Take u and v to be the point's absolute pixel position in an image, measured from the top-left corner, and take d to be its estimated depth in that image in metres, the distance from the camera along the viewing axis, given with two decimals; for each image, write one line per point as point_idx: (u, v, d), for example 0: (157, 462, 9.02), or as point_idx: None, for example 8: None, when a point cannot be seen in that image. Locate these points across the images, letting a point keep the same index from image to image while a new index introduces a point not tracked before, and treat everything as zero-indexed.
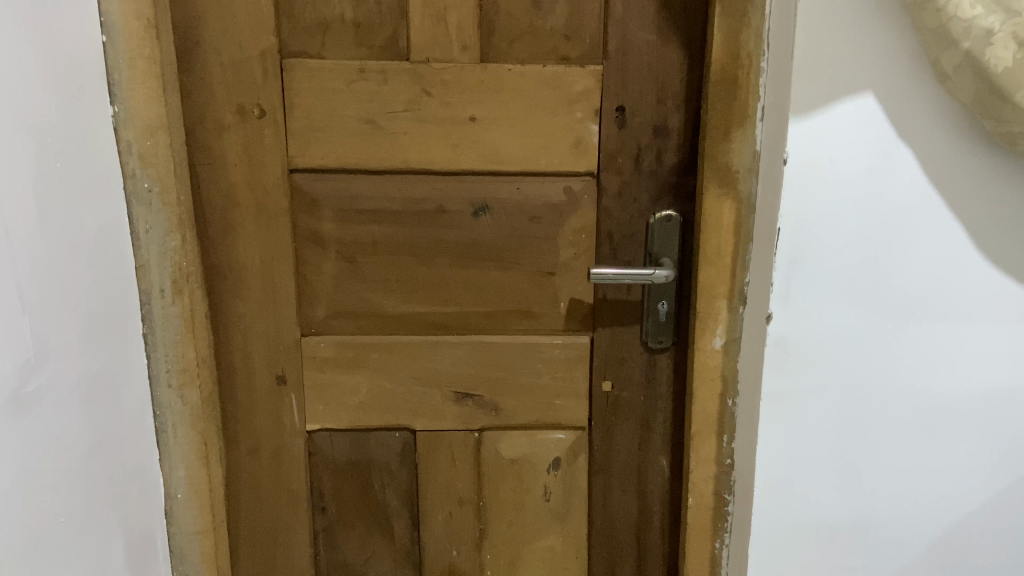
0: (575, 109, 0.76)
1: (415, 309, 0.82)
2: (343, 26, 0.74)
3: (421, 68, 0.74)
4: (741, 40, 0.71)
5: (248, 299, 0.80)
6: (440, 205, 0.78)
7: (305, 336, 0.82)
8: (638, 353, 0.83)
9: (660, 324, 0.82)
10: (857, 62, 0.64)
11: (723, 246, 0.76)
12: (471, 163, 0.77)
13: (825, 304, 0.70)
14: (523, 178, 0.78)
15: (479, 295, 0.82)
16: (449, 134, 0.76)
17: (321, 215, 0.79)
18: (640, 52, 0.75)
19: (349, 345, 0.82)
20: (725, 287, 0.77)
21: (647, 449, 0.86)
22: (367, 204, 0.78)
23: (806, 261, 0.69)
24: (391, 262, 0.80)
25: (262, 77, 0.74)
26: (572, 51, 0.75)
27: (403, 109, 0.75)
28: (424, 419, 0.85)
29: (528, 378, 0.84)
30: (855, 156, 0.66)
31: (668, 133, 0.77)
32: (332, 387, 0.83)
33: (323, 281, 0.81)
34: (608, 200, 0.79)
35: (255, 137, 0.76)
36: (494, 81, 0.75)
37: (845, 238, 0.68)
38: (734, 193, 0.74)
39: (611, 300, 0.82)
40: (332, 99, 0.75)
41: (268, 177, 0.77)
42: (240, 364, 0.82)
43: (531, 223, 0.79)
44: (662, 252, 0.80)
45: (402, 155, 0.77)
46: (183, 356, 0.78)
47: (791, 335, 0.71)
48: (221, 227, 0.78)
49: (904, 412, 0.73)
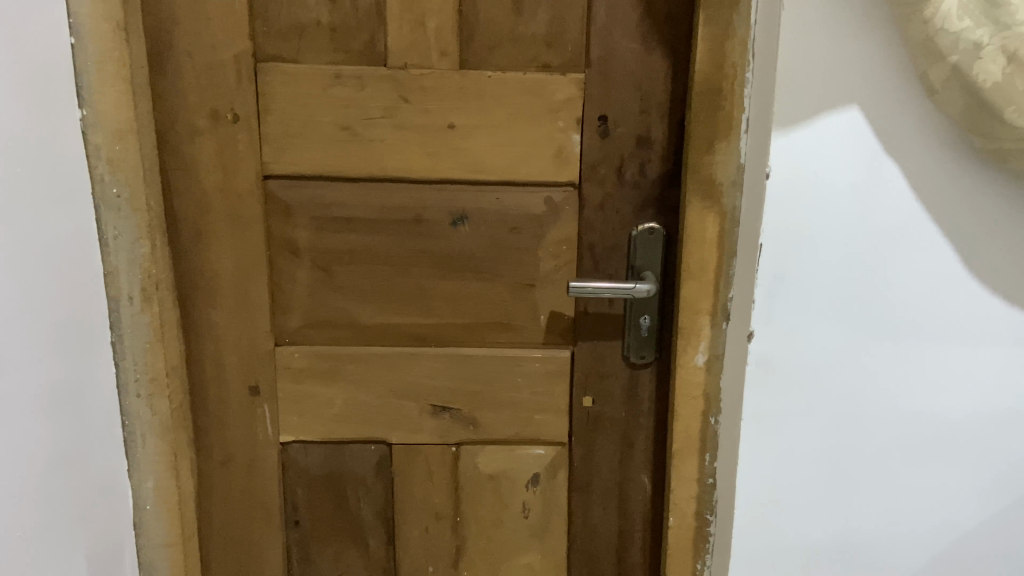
0: (557, 118, 0.74)
1: (393, 320, 0.80)
2: (319, 30, 0.72)
3: (399, 75, 0.73)
4: (725, 49, 0.69)
5: (221, 308, 0.78)
6: (418, 214, 0.77)
7: (279, 346, 0.80)
8: (619, 368, 0.82)
9: (642, 339, 0.80)
10: (844, 74, 0.62)
11: (707, 261, 0.74)
12: (450, 172, 0.75)
13: (809, 323, 0.68)
14: (503, 188, 0.77)
15: (457, 307, 0.80)
16: (428, 142, 0.75)
17: (296, 223, 0.77)
18: (623, 62, 0.73)
19: (324, 356, 0.80)
20: (708, 303, 0.75)
21: (629, 466, 0.84)
22: (343, 212, 0.77)
23: (790, 281, 0.67)
24: (368, 272, 0.78)
25: (236, 81, 0.72)
26: (553, 58, 0.73)
27: (381, 116, 0.74)
28: (400, 433, 0.83)
29: (507, 392, 0.82)
30: (841, 170, 0.64)
31: (652, 144, 0.75)
32: (306, 398, 0.82)
33: (298, 290, 0.79)
34: (591, 212, 0.77)
35: (229, 142, 0.74)
36: (473, 89, 0.73)
37: (830, 259, 0.66)
38: (718, 208, 0.72)
39: (593, 313, 0.80)
40: (307, 105, 0.73)
41: (242, 183, 0.75)
42: (212, 374, 0.80)
43: (511, 233, 0.78)
44: (645, 265, 0.78)
45: (380, 164, 0.75)
46: (151, 366, 0.76)
47: (773, 354, 0.69)
48: (193, 234, 0.76)
49: (890, 434, 0.71)
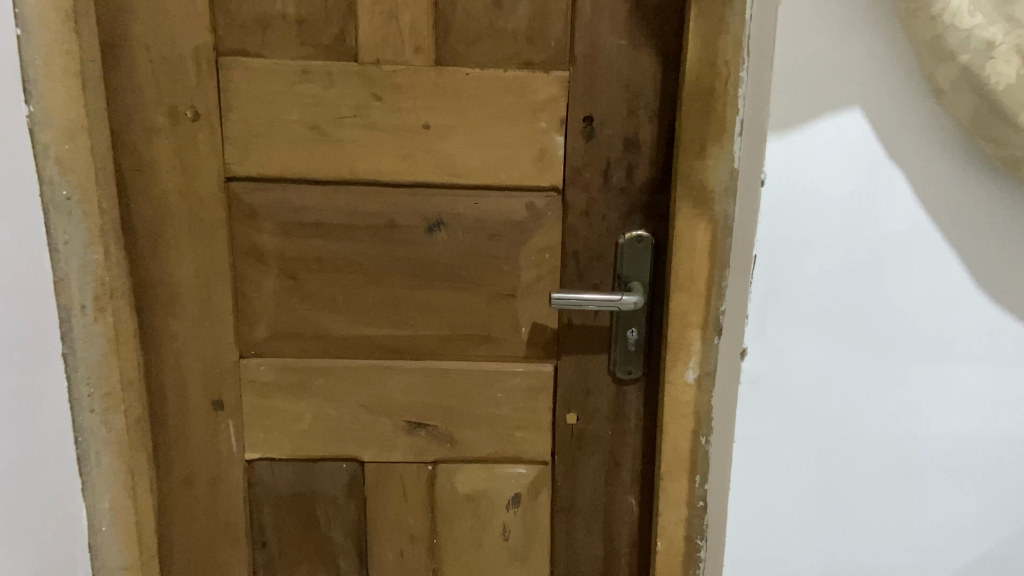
0: (539, 118, 0.70)
1: (365, 332, 0.75)
2: (285, 23, 0.67)
3: (371, 71, 0.68)
4: (718, 47, 0.64)
5: (182, 319, 0.74)
6: (392, 219, 0.72)
7: (244, 358, 0.76)
8: (605, 383, 0.77)
9: (629, 353, 0.75)
10: (845, 74, 0.58)
11: (697, 272, 0.69)
12: (425, 176, 0.71)
13: (805, 340, 0.64)
14: (482, 193, 0.72)
15: (434, 318, 0.75)
16: (402, 144, 0.70)
17: (262, 228, 0.72)
18: (610, 59, 0.69)
19: (292, 369, 0.76)
20: (698, 317, 0.71)
21: (615, 486, 0.80)
22: (312, 217, 0.72)
23: (786, 296, 0.63)
24: (338, 281, 0.74)
25: (196, 77, 0.68)
26: (535, 54, 0.69)
27: (352, 115, 0.69)
28: (373, 450, 0.78)
29: (486, 408, 0.78)
30: (841, 177, 0.60)
31: (640, 147, 0.71)
32: (273, 414, 0.77)
33: (264, 299, 0.74)
34: (575, 218, 0.73)
35: (189, 142, 0.69)
36: (450, 87, 0.69)
37: (828, 272, 0.62)
38: (709, 215, 0.68)
39: (577, 326, 0.76)
40: (272, 103, 0.69)
41: (203, 186, 0.70)
42: (173, 388, 0.76)
43: (490, 241, 0.73)
44: (632, 275, 0.73)
45: (351, 166, 0.70)
46: (106, 380, 0.72)
47: (767, 374, 0.65)
48: (151, 240, 0.72)
49: (890, 459, 0.66)
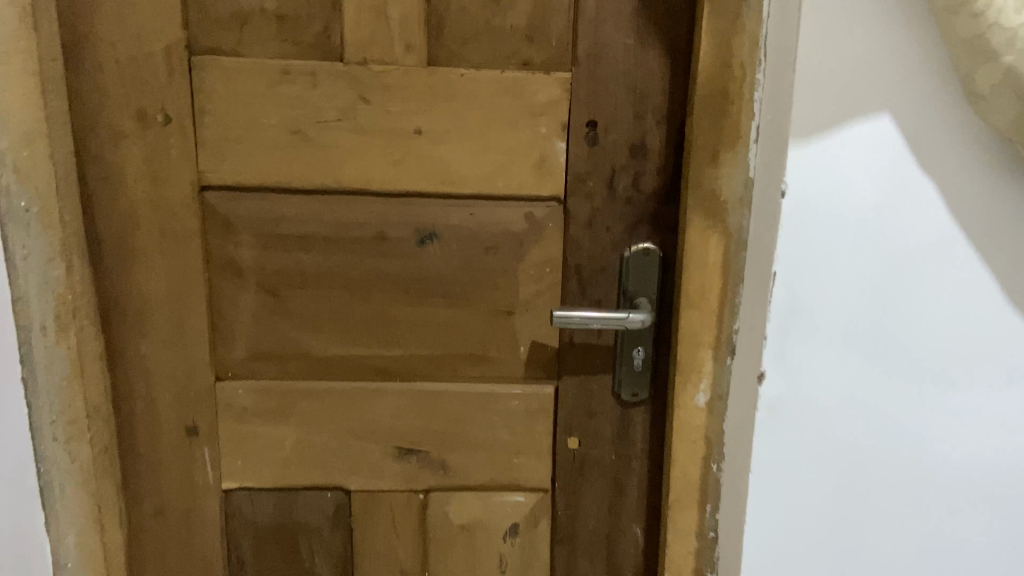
0: (539, 122, 0.65)
1: (350, 352, 0.70)
2: (264, 19, 0.62)
3: (357, 71, 0.63)
4: (732, 46, 0.59)
5: (152, 338, 0.68)
6: (380, 231, 0.67)
7: (220, 380, 0.70)
8: (609, 406, 0.72)
9: (635, 374, 0.70)
10: (872, 75, 0.53)
11: (709, 287, 0.65)
12: (416, 184, 0.66)
13: (827, 363, 0.59)
14: (478, 203, 0.67)
15: (425, 337, 0.70)
16: (391, 150, 0.65)
17: (239, 241, 0.67)
18: (615, 59, 0.64)
19: (272, 392, 0.70)
20: (710, 336, 0.66)
21: (619, 515, 0.75)
22: (294, 229, 0.67)
23: (807, 315, 0.58)
24: (321, 297, 0.68)
25: (167, 77, 0.63)
26: (535, 54, 0.64)
27: (337, 118, 0.64)
28: (360, 478, 0.73)
29: (482, 432, 0.72)
30: (868, 187, 0.55)
31: (647, 154, 0.66)
32: (252, 441, 0.72)
33: (241, 317, 0.69)
34: (577, 229, 0.68)
35: (159, 148, 0.64)
36: (443, 89, 0.64)
37: (853, 290, 0.57)
38: (722, 227, 0.63)
39: (580, 345, 0.70)
40: (250, 105, 0.63)
41: (174, 195, 0.65)
42: (143, 413, 0.70)
43: (486, 254, 0.68)
44: (638, 290, 0.68)
45: (336, 173, 0.65)
46: (69, 407, 0.66)
47: (786, 399, 0.60)
48: (118, 254, 0.66)
49: (917, 489, 0.62)
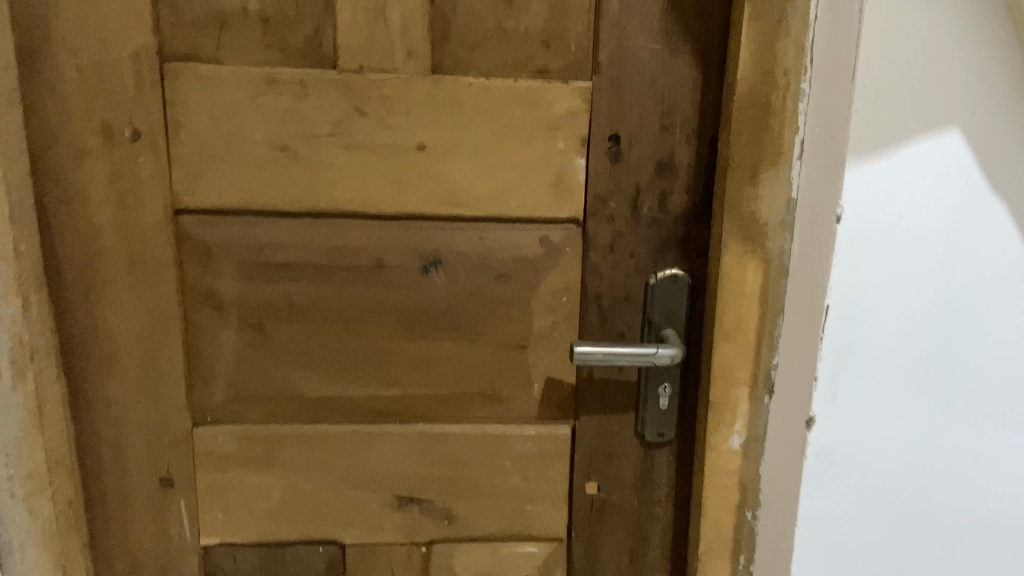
0: (555, 137, 0.58)
1: (344, 393, 0.63)
2: (245, 21, 0.55)
3: (353, 80, 0.56)
4: (776, 52, 0.53)
5: (121, 380, 0.61)
6: (378, 258, 0.60)
7: (197, 426, 0.63)
8: (631, 447, 0.66)
9: (661, 413, 0.64)
10: (936, 84, 0.47)
11: (746, 320, 0.58)
12: (419, 206, 0.59)
13: (883, 405, 0.53)
14: (487, 226, 0.60)
15: (429, 375, 0.63)
16: (391, 168, 0.58)
17: (219, 270, 0.59)
18: (640, 67, 0.57)
19: (257, 438, 0.63)
20: (746, 372, 0.59)
21: (641, 565, 0.68)
22: (281, 256, 0.59)
23: (862, 354, 0.52)
24: (312, 332, 0.61)
25: (135, 87, 0.55)
26: (551, 61, 0.57)
27: (330, 133, 0.57)
28: (356, 531, 0.66)
29: (491, 478, 0.65)
30: (933, 210, 0.49)
31: (675, 170, 0.59)
32: (236, 491, 0.64)
33: (222, 355, 0.61)
34: (598, 254, 0.61)
35: (127, 168, 0.57)
36: (449, 100, 0.57)
37: (915, 324, 0.51)
38: (762, 253, 0.57)
39: (599, 381, 0.64)
40: (231, 119, 0.56)
41: (145, 220, 0.58)
42: (112, 463, 0.62)
43: (496, 282, 0.61)
44: (665, 321, 0.62)
45: (328, 194, 0.58)
46: (28, 459, 0.57)
47: (838, 446, 0.54)
48: (82, 286, 0.58)
49: (978, 540, 0.56)
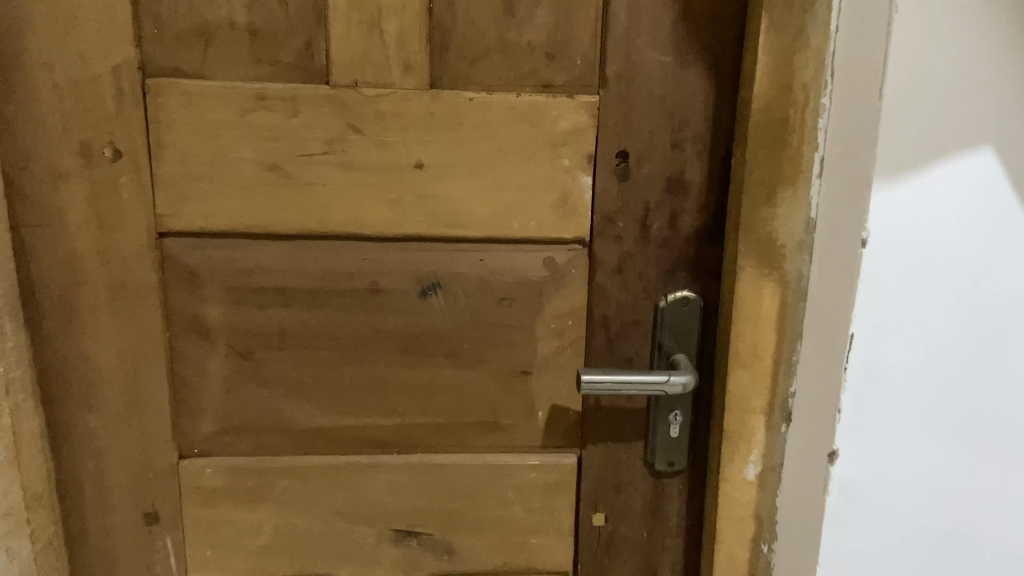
0: (560, 153, 0.55)
1: (339, 423, 0.60)
2: (232, 34, 0.52)
3: (346, 96, 0.53)
4: (794, 65, 0.50)
5: (102, 412, 0.58)
6: (374, 281, 0.57)
7: (184, 459, 0.60)
8: (640, 477, 0.62)
9: (672, 441, 0.61)
10: (964, 100, 0.45)
11: (762, 345, 0.55)
12: (417, 227, 0.56)
13: (910, 437, 0.50)
14: (488, 247, 0.57)
15: (428, 404, 0.60)
16: (387, 187, 0.55)
17: (205, 296, 0.56)
18: (649, 80, 0.54)
19: (247, 471, 0.60)
20: (762, 400, 0.57)
21: None
22: (271, 281, 0.56)
23: (888, 384, 0.49)
24: (304, 360, 0.58)
25: (116, 105, 0.52)
26: (556, 74, 0.54)
27: (322, 151, 0.54)
28: (351, 567, 0.63)
29: (493, 511, 0.62)
30: (962, 232, 0.47)
31: (687, 188, 0.57)
32: (225, 526, 0.61)
33: (209, 385, 0.58)
34: (605, 277, 0.58)
35: (108, 189, 0.54)
36: (448, 115, 0.54)
37: (944, 353, 0.49)
38: (779, 275, 0.54)
39: (606, 409, 0.61)
40: (217, 137, 0.53)
41: (127, 243, 0.55)
42: (94, 499, 0.59)
43: (498, 306, 0.58)
44: (675, 346, 0.59)
45: (321, 216, 0.55)
46: (3, 498, 0.54)
47: (863, 481, 0.51)
48: (61, 314, 0.55)
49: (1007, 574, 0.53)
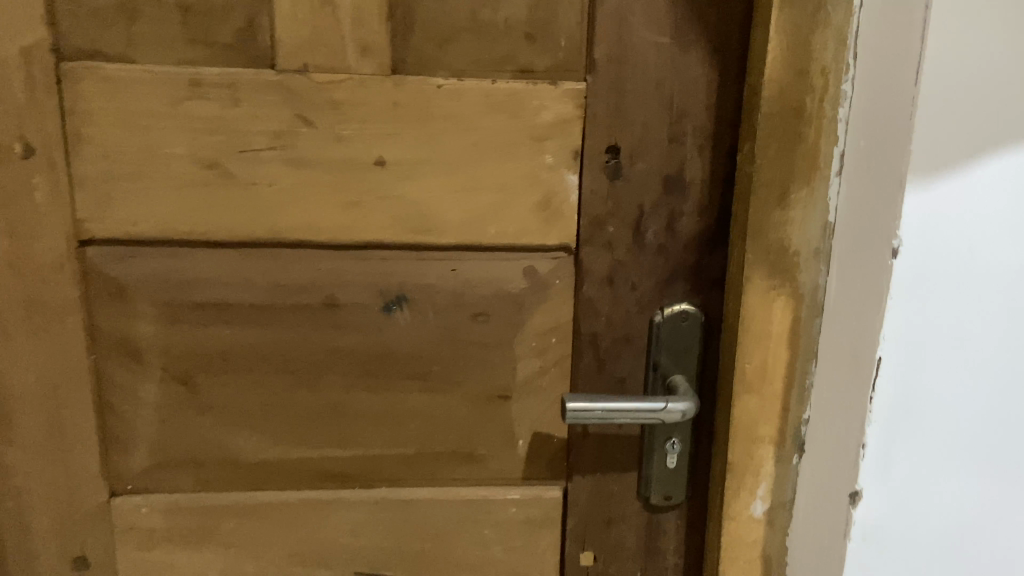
0: (542, 149, 0.48)
1: (292, 455, 0.53)
2: (161, 11, 0.45)
3: (295, 83, 0.46)
4: (812, 47, 0.44)
5: (20, 446, 0.50)
6: (330, 295, 0.50)
7: (115, 496, 0.52)
8: (633, 512, 0.56)
9: (669, 472, 0.54)
10: (1013, 90, 0.39)
11: (772, 367, 0.49)
12: (379, 233, 0.49)
13: (943, 475, 0.44)
14: (461, 256, 0.50)
15: (394, 432, 0.53)
16: (344, 188, 0.48)
17: (135, 313, 0.49)
18: (644, 64, 0.47)
19: (188, 510, 0.53)
20: (772, 428, 0.50)
21: None
22: (210, 295, 0.49)
23: (920, 416, 0.43)
24: (251, 385, 0.51)
25: (26, 93, 0.45)
26: (537, 58, 0.47)
27: (269, 147, 0.47)
28: None
29: (469, 550, 0.55)
30: (1007, 242, 0.41)
31: (686, 189, 0.50)
32: (164, 571, 0.54)
33: (143, 413, 0.51)
34: (593, 288, 0.51)
35: (20, 191, 0.46)
36: (413, 105, 0.47)
37: (985, 378, 0.43)
38: (792, 287, 0.47)
39: (596, 437, 0.54)
40: (145, 130, 0.46)
41: (44, 253, 0.47)
42: (13, 544, 0.52)
43: (473, 322, 0.51)
44: (673, 366, 0.52)
45: (268, 221, 0.48)
46: None
47: (889, 526, 0.44)
48: None
49: None
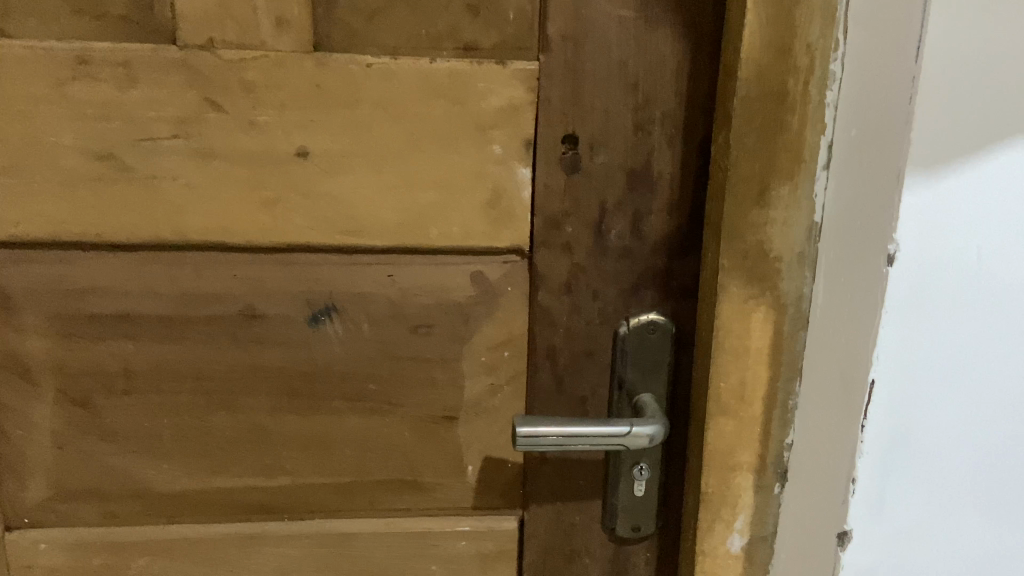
0: (489, 139, 0.42)
1: (210, 486, 0.47)
2: None
3: (201, 62, 0.40)
4: (795, 20, 0.38)
5: None
6: (248, 306, 0.44)
7: (11, 531, 0.46)
8: (598, 544, 0.50)
9: (637, 501, 0.48)
10: None
11: (751, 387, 0.43)
12: (304, 235, 0.43)
13: (945, 514, 0.38)
14: (398, 260, 0.44)
15: (325, 459, 0.47)
16: (262, 183, 0.42)
17: (23, 327, 0.43)
18: (605, 42, 0.41)
19: (93, 547, 0.47)
20: (751, 455, 0.44)
21: None
22: (109, 307, 0.43)
23: (918, 448, 0.37)
24: (161, 408, 0.45)
25: None
26: (482, 34, 0.41)
27: (172, 136, 0.41)
28: None
29: None
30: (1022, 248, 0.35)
31: (653, 185, 0.44)
32: None
33: (38, 439, 0.45)
34: (550, 297, 0.45)
35: None
36: (339, 88, 0.41)
37: (995, 404, 0.37)
38: (773, 296, 0.42)
39: (555, 462, 0.48)
40: (27, 116, 0.40)
41: None
42: None
43: (414, 336, 0.45)
44: (641, 384, 0.46)
45: (174, 221, 0.42)
46: None
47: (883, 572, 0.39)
48: None
49: None
